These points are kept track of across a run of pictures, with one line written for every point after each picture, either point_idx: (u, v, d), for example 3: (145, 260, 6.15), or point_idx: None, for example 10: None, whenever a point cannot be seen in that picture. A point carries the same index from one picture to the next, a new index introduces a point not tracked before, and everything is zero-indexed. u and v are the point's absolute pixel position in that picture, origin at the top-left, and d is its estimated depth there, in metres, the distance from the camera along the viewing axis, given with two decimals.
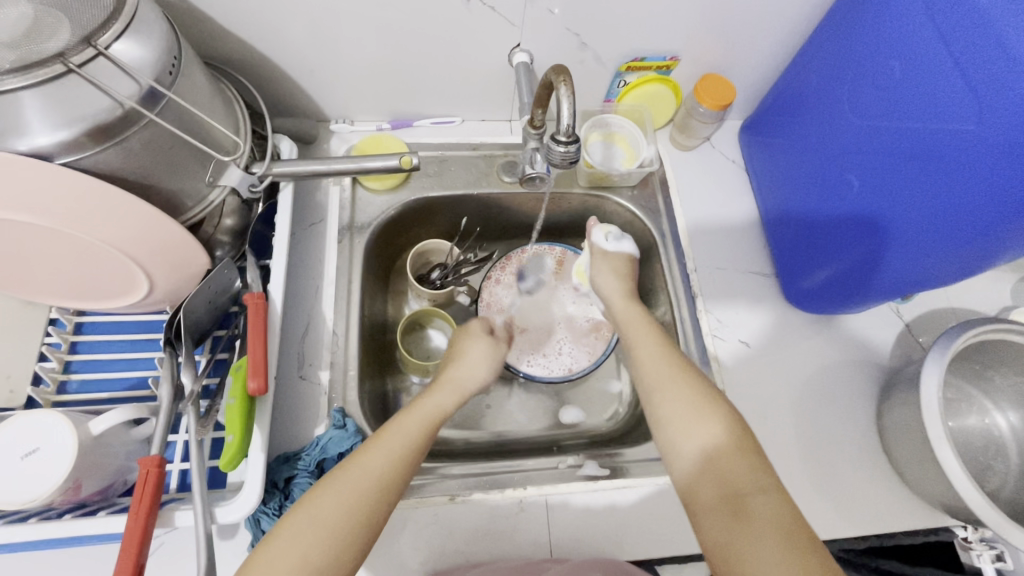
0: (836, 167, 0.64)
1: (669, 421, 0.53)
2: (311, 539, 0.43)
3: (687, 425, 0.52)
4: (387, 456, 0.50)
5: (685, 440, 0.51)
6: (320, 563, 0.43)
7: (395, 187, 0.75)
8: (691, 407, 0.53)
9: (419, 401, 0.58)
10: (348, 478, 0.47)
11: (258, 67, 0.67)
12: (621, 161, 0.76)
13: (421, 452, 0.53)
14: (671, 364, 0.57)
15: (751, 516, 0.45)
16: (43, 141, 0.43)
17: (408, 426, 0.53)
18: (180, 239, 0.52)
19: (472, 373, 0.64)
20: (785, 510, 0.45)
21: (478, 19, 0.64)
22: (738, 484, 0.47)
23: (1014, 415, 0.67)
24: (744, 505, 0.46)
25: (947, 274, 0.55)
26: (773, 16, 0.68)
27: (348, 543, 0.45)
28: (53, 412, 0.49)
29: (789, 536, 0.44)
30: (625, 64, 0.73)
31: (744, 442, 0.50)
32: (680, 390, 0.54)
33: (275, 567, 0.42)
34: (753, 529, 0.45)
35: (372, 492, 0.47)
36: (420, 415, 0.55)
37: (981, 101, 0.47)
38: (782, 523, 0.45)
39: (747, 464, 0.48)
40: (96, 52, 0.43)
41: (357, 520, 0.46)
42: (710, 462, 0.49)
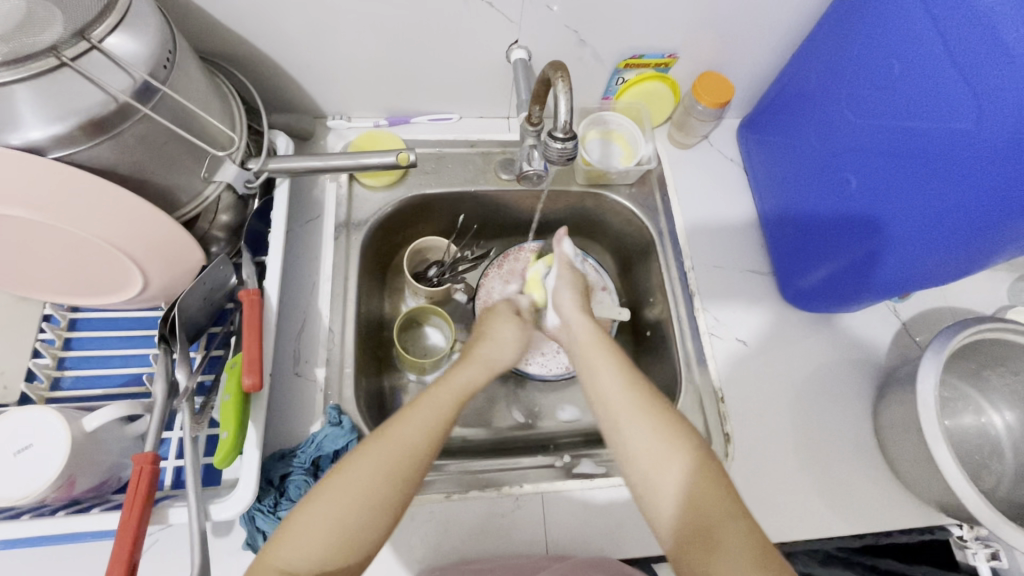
0: (835, 166, 0.63)
1: (634, 452, 0.49)
2: (343, 508, 0.44)
3: (652, 457, 0.48)
4: (420, 425, 0.49)
5: (648, 469, 0.48)
6: (352, 531, 0.43)
7: (392, 184, 0.75)
8: (651, 433, 0.49)
9: (450, 375, 0.55)
10: (379, 445, 0.47)
11: (254, 63, 0.67)
12: (619, 159, 0.76)
13: (452, 424, 0.51)
14: (632, 386, 0.53)
15: (721, 550, 0.43)
16: (36, 135, 0.43)
17: (440, 397, 0.52)
18: (174, 235, 0.52)
19: (502, 350, 0.61)
20: (755, 539, 0.43)
21: (476, 15, 0.64)
22: (705, 517, 0.44)
23: (1009, 414, 0.67)
24: (711, 537, 0.44)
25: (944, 274, 0.55)
26: (772, 14, 0.67)
27: (379, 511, 0.45)
28: (46, 408, 0.49)
29: (760, 569, 0.42)
30: (624, 61, 0.73)
31: (709, 469, 0.47)
32: (641, 418, 0.50)
33: (309, 534, 0.42)
34: (721, 564, 0.42)
35: (404, 460, 0.47)
36: (452, 386, 0.53)
37: (981, 99, 0.46)
38: (751, 553, 0.42)
39: (714, 492, 0.46)
40: (89, 46, 0.43)
41: (389, 489, 0.45)
42: (675, 493, 0.46)
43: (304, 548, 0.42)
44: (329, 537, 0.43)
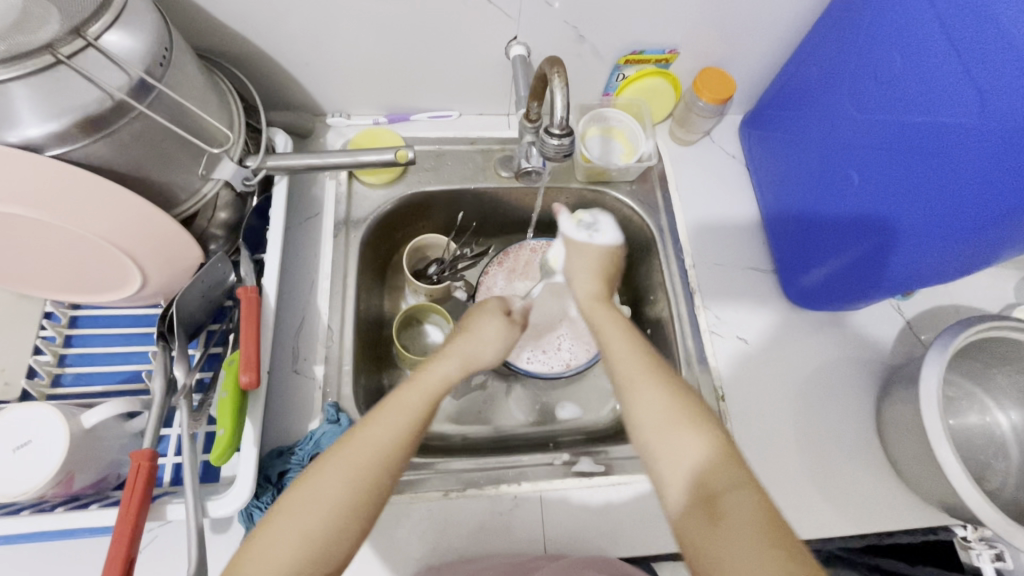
0: (837, 162, 0.63)
1: (639, 417, 0.49)
2: (309, 521, 0.43)
3: (661, 427, 0.48)
4: (383, 432, 0.48)
5: (658, 437, 0.48)
6: (322, 538, 0.43)
7: (391, 181, 0.74)
8: (660, 402, 0.49)
9: (423, 370, 0.54)
10: (342, 455, 0.46)
11: (253, 61, 0.67)
12: (620, 156, 0.75)
13: (423, 422, 0.50)
14: (639, 355, 0.54)
15: (723, 518, 0.42)
16: (34, 132, 0.43)
17: (408, 399, 0.50)
18: (171, 232, 0.52)
19: (479, 344, 0.58)
20: (764, 510, 0.42)
21: (474, 11, 0.63)
22: (714, 486, 0.44)
23: (1015, 414, 0.66)
24: (717, 506, 0.43)
25: (947, 271, 0.54)
26: (773, 9, 0.67)
27: (345, 522, 0.44)
28: (45, 404, 0.49)
29: (765, 537, 0.41)
30: (623, 57, 0.72)
31: (718, 438, 0.47)
32: (651, 383, 0.51)
33: (274, 548, 0.42)
34: (725, 535, 0.42)
35: (368, 470, 0.46)
36: (422, 386, 0.51)
37: (983, 92, 0.46)
38: (758, 523, 0.42)
39: (723, 463, 0.46)
40: (86, 43, 0.43)
41: (354, 500, 0.45)
42: (682, 462, 0.46)
43: (269, 562, 0.42)
44: (294, 550, 0.42)
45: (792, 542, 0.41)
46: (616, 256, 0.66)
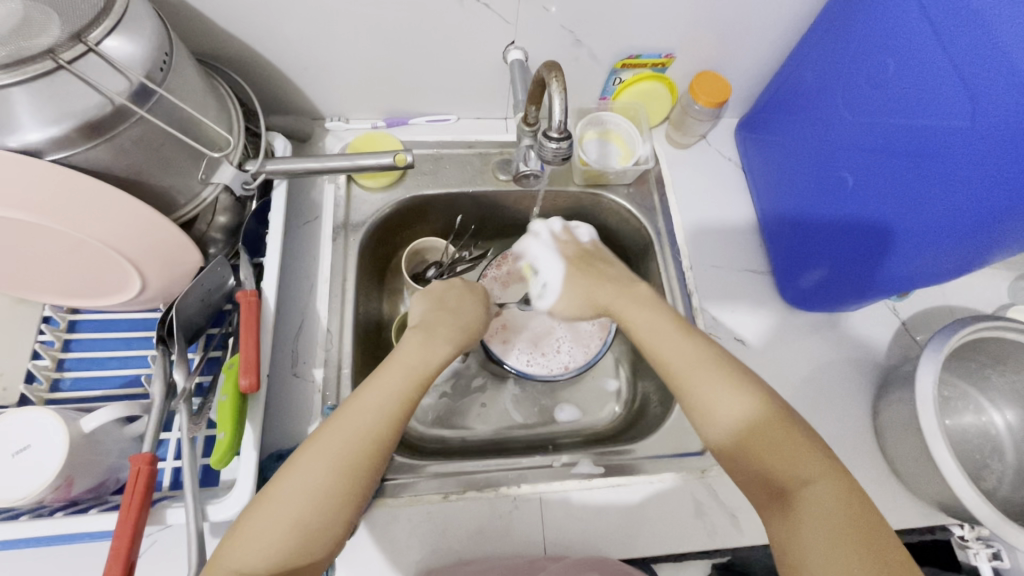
0: (832, 164, 0.63)
1: (708, 409, 0.51)
2: (300, 505, 0.44)
3: (734, 426, 0.50)
4: (371, 415, 0.48)
5: (726, 425, 0.50)
6: (315, 527, 0.44)
7: (390, 185, 0.75)
8: (727, 390, 0.51)
9: (403, 353, 0.53)
10: (331, 439, 0.46)
11: (252, 65, 0.67)
12: (617, 158, 0.76)
13: (411, 407, 0.50)
14: (698, 347, 0.54)
15: (803, 506, 0.46)
16: (34, 137, 0.43)
17: (394, 381, 0.50)
18: (171, 236, 0.52)
19: (462, 327, 0.59)
20: (844, 504, 0.45)
21: (472, 16, 0.64)
22: (789, 477, 0.47)
23: (1010, 413, 0.67)
24: (797, 496, 0.46)
25: (943, 271, 0.55)
26: (768, 13, 0.67)
27: (336, 506, 0.45)
28: (45, 409, 0.49)
29: (847, 524, 0.44)
30: (620, 61, 0.73)
31: (792, 430, 0.49)
32: (717, 378, 0.51)
33: (264, 536, 0.43)
34: (804, 521, 0.45)
35: (356, 454, 0.46)
36: (405, 369, 0.52)
37: (975, 95, 0.46)
38: (840, 511, 0.45)
39: (800, 455, 0.48)
40: (87, 49, 0.43)
41: (344, 485, 0.45)
42: (760, 457, 0.48)
43: (259, 550, 0.42)
44: (286, 535, 0.43)
45: (873, 527, 0.44)
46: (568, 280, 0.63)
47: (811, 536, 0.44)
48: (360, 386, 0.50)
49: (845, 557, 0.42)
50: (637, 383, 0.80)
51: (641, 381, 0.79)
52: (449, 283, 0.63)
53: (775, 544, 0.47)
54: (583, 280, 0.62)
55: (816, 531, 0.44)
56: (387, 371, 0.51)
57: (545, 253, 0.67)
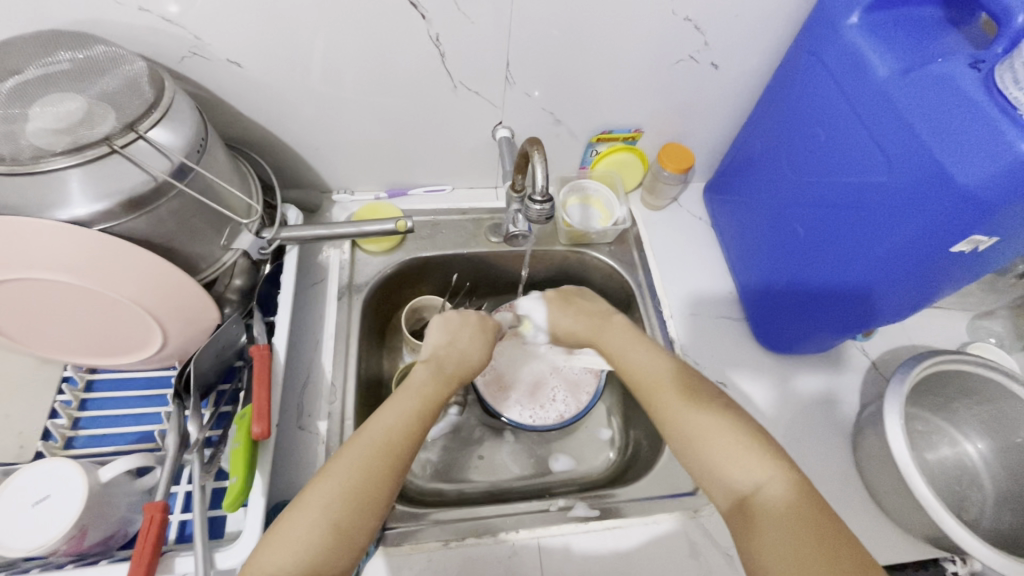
0: (786, 218, 0.71)
1: (670, 422, 0.57)
2: (336, 507, 0.47)
3: (699, 443, 0.54)
4: (392, 429, 0.53)
5: (700, 436, 0.54)
6: (345, 530, 0.47)
7: (390, 249, 0.82)
8: (686, 405, 0.56)
9: (420, 380, 0.59)
10: (357, 451, 0.50)
11: (269, 147, 0.76)
12: (598, 221, 0.84)
13: (426, 427, 0.55)
14: (657, 365, 0.62)
15: (756, 515, 0.49)
16: (81, 211, 0.49)
17: (409, 404, 0.56)
18: (195, 295, 0.57)
19: (465, 366, 0.63)
20: (794, 506, 0.48)
21: (464, 101, 0.74)
22: (744, 484, 0.51)
23: (981, 444, 0.70)
24: (752, 508, 0.49)
25: (903, 305, 0.60)
26: (720, 93, 0.78)
27: (364, 513, 0.48)
28: (67, 460, 0.51)
29: (800, 522, 0.47)
30: (595, 136, 0.82)
31: (742, 436, 0.53)
32: (672, 395, 0.58)
33: (298, 537, 0.46)
34: (760, 532, 0.48)
35: (383, 466, 0.50)
36: (421, 393, 0.57)
37: (889, 157, 0.54)
38: (790, 518, 0.47)
39: (752, 462, 0.51)
40: (136, 136, 0.51)
41: (372, 495, 0.49)
42: (718, 466, 0.52)
43: (292, 549, 0.45)
44: (322, 537, 0.46)
45: (826, 532, 0.46)
46: (556, 310, 0.73)
47: (773, 540, 0.47)
48: (382, 407, 0.55)
49: (807, 559, 0.44)
50: (628, 431, 0.83)
51: (632, 429, 0.82)
52: (464, 315, 0.68)
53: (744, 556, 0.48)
54: (563, 318, 0.72)
55: (777, 534, 0.47)
56: (403, 394, 0.57)
57: (529, 299, 0.76)
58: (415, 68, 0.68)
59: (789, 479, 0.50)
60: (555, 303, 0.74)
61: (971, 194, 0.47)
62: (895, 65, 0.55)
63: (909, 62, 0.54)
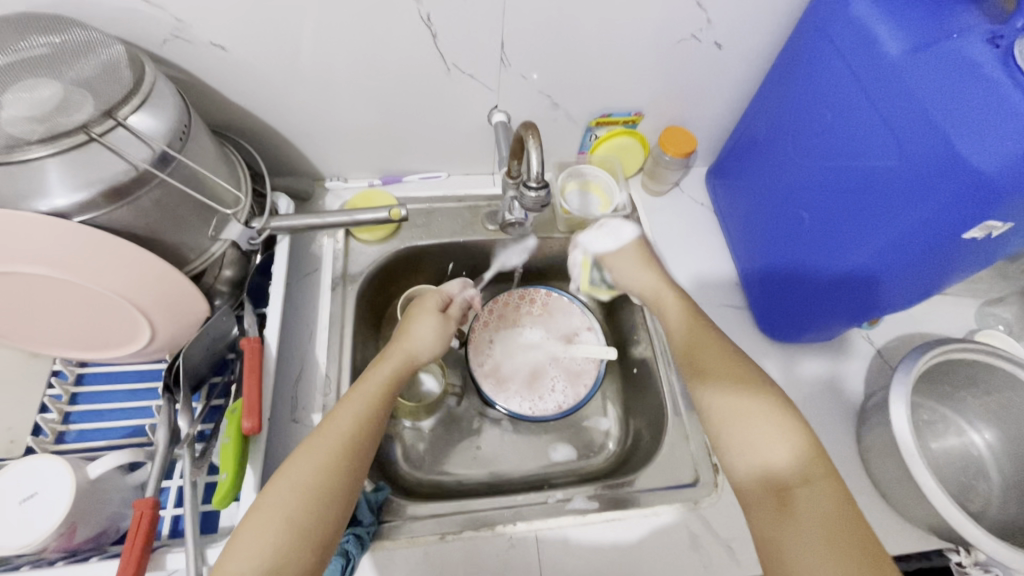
0: (791, 203, 0.69)
1: (715, 404, 0.56)
2: (293, 504, 0.47)
3: (738, 425, 0.54)
4: (346, 423, 0.53)
5: (742, 423, 0.53)
6: (306, 526, 0.47)
7: (385, 238, 0.80)
8: (737, 386, 0.56)
9: (370, 372, 0.59)
10: (312, 448, 0.51)
11: (259, 134, 0.74)
12: (597, 208, 0.82)
13: (379, 418, 0.56)
14: (717, 346, 0.61)
15: (796, 507, 0.48)
16: (61, 202, 0.48)
17: (361, 398, 0.56)
18: (182, 287, 0.56)
19: (416, 351, 0.64)
20: (836, 499, 0.48)
21: (458, 84, 0.71)
22: (783, 471, 0.50)
23: (989, 433, 0.69)
24: (791, 498, 0.49)
25: (911, 293, 0.58)
26: (722, 75, 0.75)
27: (323, 510, 0.48)
28: (54, 457, 0.51)
29: (837, 522, 0.47)
30: (594, 119, 0.80)
31: (788, 423, 0.52)
32: (726, 374, 0.57)
33: (258, 537, 0.46)
34: (797, 521, 0.47)
35: (339, 458, 0.51)
36: (372, 385, 0.58)
37: (900, 139, 0.52)
38: (831, 517, 0.47)
39: (792, 450, 0.51)
40: (115, 123, 0.49)
41: (331, 486, 0.49)
42: (759, 449, 0.51)
43: (252, 550, 0.45)
44: (281, 534, 0.46)
45: (864, 538, 0.46)
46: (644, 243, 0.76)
47: (807, 533, 0.46)
48: (335, 407, 0.56)
49: (839, 552, 0.45)
50: (628, 421, 0.82)
51: (633, 419, 0.81)
52: (420, 304, 0.69)
53: (765, 540, 0.49)
54: (630, 261, 0.74)
55: (814, 521, 0.47)
56: (356, 388, 0.57)
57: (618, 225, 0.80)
58: (406, 50, 0.65)
59: (833, 472, 0.50)
60: (637, 253, 0.75)
61: (985, 178, 0.45)
62: (906, 42, 0.52)
63: (922, 38, 0.52)
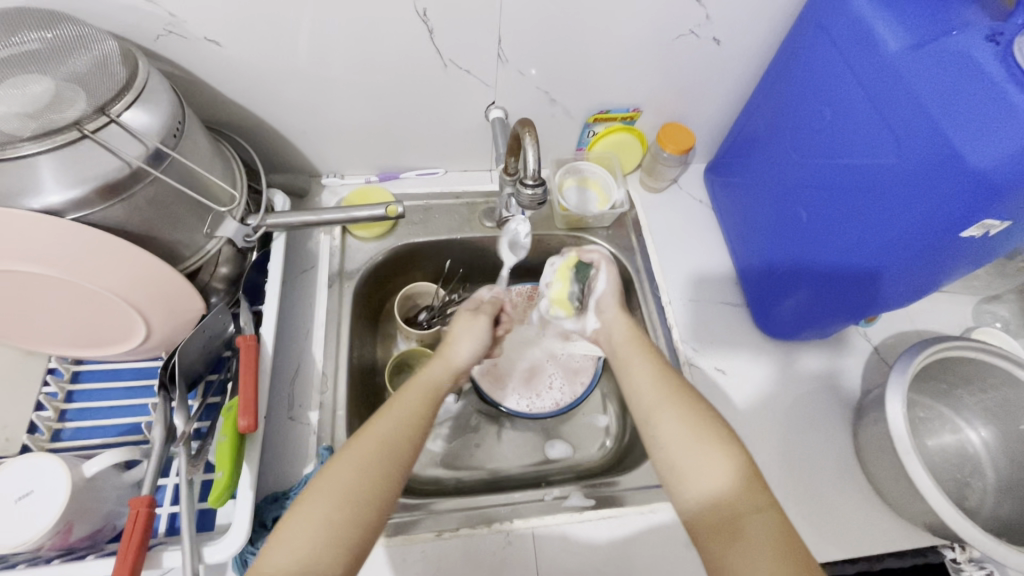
0: (789, 201, 0.69)
1: (660, 435, 0.53)
2: (334, 503, 0.46)
3: (683, 453, 0.51)
4: (392, 426, 0.53)
5: (687, 450, 0.51)
6: (345, 526, 0.46)
7: (382, 235, 0.80)
8: (679, 413, 0.54)
9: (416, 379, 0.60)
10: (358, 447, 0.51)
11: (254, 130, 0.73)
12: (596, 204, 0.81)
13: (426, 424, 0.56)
14: (659, 375, 0.58)
15: (746, 535, 0.45)
16: (55, 199, 0.48)
17: (409, 402, 0.56)
18: (177, 285, 0.55)
19: (460, 358, 0.65)
20: (780, 525, 0.46)
21: (455, 80, 0.71)
22: (728, 498, 0.48)
23: (984, 431, 0.69)
24: (740, 527, 0.46)
25: (907, 292, 0.58)
26: (721, 71, 0.75)
27: (365, 511, 0.47)
28: (49, 455, 0.50)
29: (787, 548, 0.44)
30: (592, 116, 0.80)
31: (728, 444, 0.51)
32: (669, 403, 0.55)
33: (298, 534, 0.45)
34: (748, 551, 0.45)
35: (383, 460, 0.50)
36: (420, 392, 0.58)
37: (898, 136, 0.52)
38: (780, 546, 0.44)
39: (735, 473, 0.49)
40: (109, 120, 0.48)
41: (373, 487, 0.48)
42: (703, 476, 0.49)
43: (293, 546, 0.44)
44: (320, 531, 0.45)
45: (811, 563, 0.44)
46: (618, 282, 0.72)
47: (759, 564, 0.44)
48: (381, 409, 0.55)
49: None
50: (625, 418, 0.82)
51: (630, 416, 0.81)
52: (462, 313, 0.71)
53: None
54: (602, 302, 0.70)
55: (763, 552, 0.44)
56: (403, 392, 0.57)
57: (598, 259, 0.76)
58: (402, 46, 0.65)
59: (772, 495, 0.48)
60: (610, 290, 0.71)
61: (984, 175, 0.45)
62: (906, 38, 0.52)
63: (921, 34, 0.51)
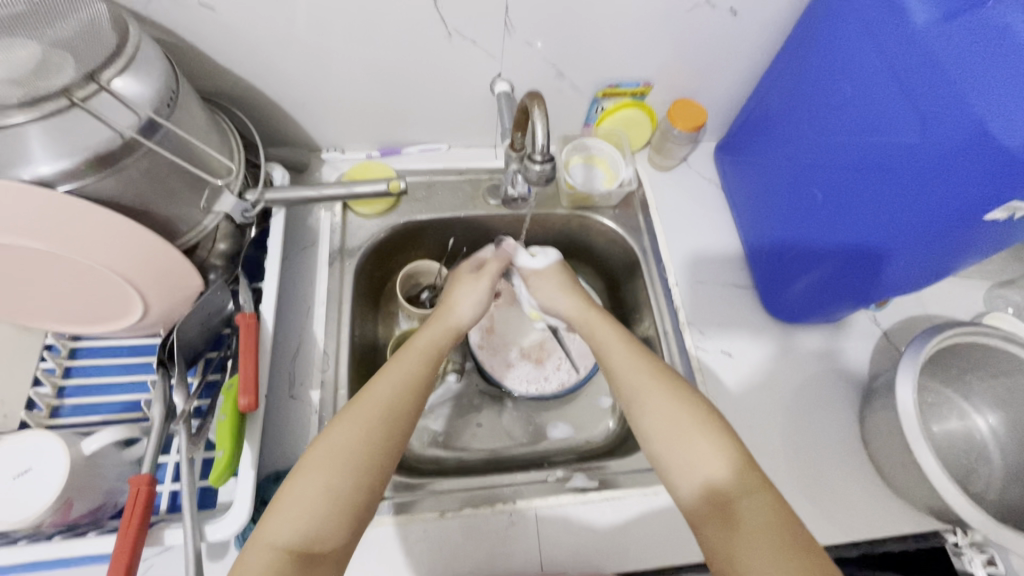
0: (803, 182, 0.67)
1: (646, 424, 0.54)
2: (332, 471, 0.47)
3: (673, 440, 0.51)
4: (392, 389, 0.53)
5: (677, 439, 0.51)
6: (344, 493, 0.46)
7: (384, 212, 0.78)
8: (667, 399, 0.54)
9: (414, 341, 0.60)
10: (358, 412, 0.51)
11: (252, 101, 0.71)
12: (602, 182, 0.80)
13: (423, 388, 0.56)
14: (643, 364, 0.57)
15: (739, 519, 0.46)
16: (45, 170, 0.46)
17: (407, 367, 0.56)
18: (173, 261, 0.54)
19: (458, 321, 0.65)
20: (775, 508, 0.46)
21: (460, 51, 0.68)
22: (721, 481, 0.48)
23: (992, 417, 0.68)
24: (733, 511, 0.46)
25: (920, 275, 0.57)
26: (736, 44, 0.72)
27: (363, 479, 0.47)
28: (47, 433, 0.50)
29: (781, 529, 0.45)
30: (601, 90, 0.77)
31: (716, 429, 0.51)
32: (655, 392, 0.55)
33: (299, 501, 0.45)
34: (742, 534, 0.45)
35: (382, 426, 0.50)
36: (419, 355, 0.58)
37: (921, 113, 0.50)
38: (773, 527, 0.45)
39: (724, 458, 0.49)
40: (99, 88, 0.46)
41: (371, 453, 0.49)
42: (694, 463, 0.49)
43: (294, 513, 0.44)
44: (320, 501, 0.45)
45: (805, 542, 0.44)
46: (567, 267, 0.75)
47: (753, 545, 0.44)
48: (378, 373, 0.56)
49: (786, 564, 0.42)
50: None
51: None
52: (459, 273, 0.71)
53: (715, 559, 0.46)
54: (549, 288, 0.73)
55: (757, 535, 0.44)
56: (401, 355, 0.58)
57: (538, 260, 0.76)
58: (404, 13, 0.62)
59: (765, 479, 0.48)
60: (557, 278, 0.73)
61: (1011, 152, 0.43)
62: (933, 9, 0.49)
63: None
